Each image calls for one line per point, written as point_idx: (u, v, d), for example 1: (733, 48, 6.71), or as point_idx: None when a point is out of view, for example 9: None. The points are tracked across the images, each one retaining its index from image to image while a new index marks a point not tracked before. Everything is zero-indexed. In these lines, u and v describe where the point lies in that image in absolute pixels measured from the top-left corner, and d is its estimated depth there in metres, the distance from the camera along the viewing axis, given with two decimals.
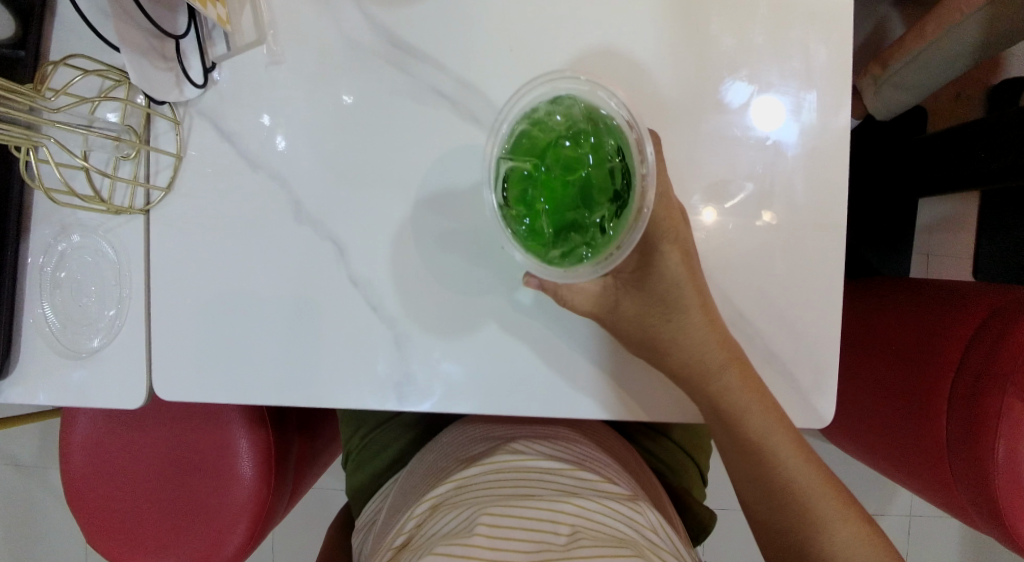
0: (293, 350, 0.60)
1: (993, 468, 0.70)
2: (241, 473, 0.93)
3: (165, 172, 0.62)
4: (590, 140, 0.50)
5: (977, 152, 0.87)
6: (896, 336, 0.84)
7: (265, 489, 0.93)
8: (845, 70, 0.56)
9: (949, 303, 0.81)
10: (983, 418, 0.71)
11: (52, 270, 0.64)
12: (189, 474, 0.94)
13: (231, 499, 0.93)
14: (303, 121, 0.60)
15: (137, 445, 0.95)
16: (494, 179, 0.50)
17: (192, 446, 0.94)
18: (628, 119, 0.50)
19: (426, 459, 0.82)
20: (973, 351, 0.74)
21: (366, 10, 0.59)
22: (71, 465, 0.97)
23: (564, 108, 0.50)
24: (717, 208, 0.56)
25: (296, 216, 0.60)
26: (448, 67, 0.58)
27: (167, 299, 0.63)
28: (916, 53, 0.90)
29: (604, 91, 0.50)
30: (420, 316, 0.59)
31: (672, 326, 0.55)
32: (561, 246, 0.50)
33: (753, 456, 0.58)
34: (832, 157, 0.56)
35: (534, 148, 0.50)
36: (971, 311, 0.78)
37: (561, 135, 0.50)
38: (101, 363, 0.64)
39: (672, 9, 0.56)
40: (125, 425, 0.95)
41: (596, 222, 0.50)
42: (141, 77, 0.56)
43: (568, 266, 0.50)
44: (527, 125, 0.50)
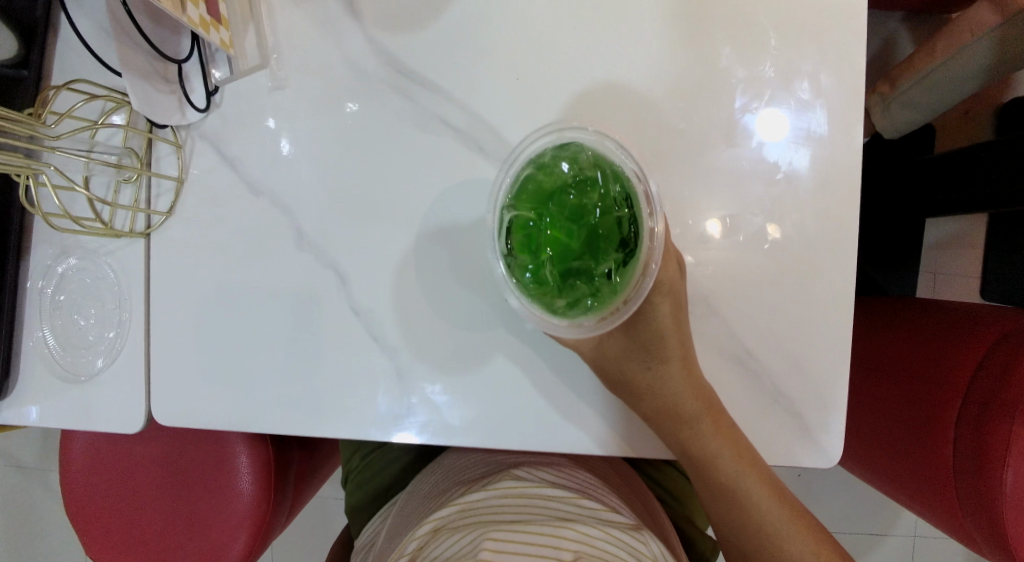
0: (293, 378, 0.60)
1: (1001, 496, 0.69)
2: (239, 490, 0.91)
3: (166, 196, 0.61)
4: (597, 188, 0.49)
5: (986, 174, 0.87)
6: (902, 360, 0.83)
7: (262, 506, 0.91)
8: (853, 100, 0.55)
9: (957, 329, 0.80)
10: (992, 444, 0.70)
11: (52, 293, 0.64)
12: (187, 488, 0.93)
13: (228, 515, 0.92)
14: (305, 146, 0.59)
15: (137, 460, 0.94)
16: (498, 228, 0.50)
17: (192, 462, 0.93)
18: (636, 170, 0.49)
19: (427, 481, 0.81)
20: (981, 378, 0.73)
21: (370, 36, 0.58)
22: (71, 473, 0.96)
23: (570, 154, 0.50)
24: (721, 219, 0.56)
25: (297, 242, 0.59)
26: (453, 95, 0.58)
27: (166, 323, 0.62)
28: (924, 73, 0.89)
29: (612, 141, 0.49)
30: (420, 346, 0.58)
31: (651, 375, 0.55)
32: (566, 296, 0.50)
33: (729, 499, 0.58)
34: (840, 189, 0.55)
35: (539, 195, 0.50)
36: (980, 336, 0.77)
37: (566, 182, 0.50)
38: (100, 387, 0.64)
39: (679, 40, 0.55)
40: (125, 440, 0.95)
41: (603, 273, 0.49)
42: (143, 102, 0.56)
43: (573, 316, 0.50)
44: (533, 171, 0.50)
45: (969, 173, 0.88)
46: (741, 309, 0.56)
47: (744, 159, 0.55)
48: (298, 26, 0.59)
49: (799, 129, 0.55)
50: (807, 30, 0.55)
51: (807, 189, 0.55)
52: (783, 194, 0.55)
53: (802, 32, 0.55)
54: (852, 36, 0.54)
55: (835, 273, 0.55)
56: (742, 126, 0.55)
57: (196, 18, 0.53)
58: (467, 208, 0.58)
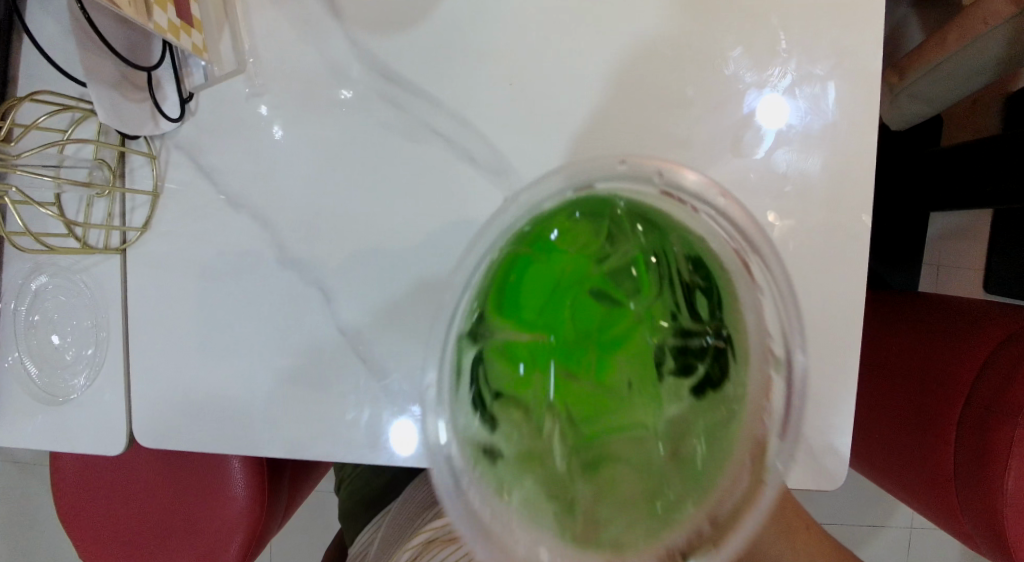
0: (276, 399, 0.57)
1: (1000, 499, 0.67)
2: (235, 489, 0.85)
3: (142, 210, 0.58)
4: (642, 289, 0.41)
5: (988, 167, 0.82)
6: (901, 357, 0.80)
7: (259, 507, 0.86)
8: (865, 107, 0.52)
9: (961, 326, 0.77)
10: (995, 448, 0.68)
11: (27, 312, 0.61)
12: (180, 485, 0.87)
13: (223, 515, 0.86)
14: (286, 157, 0.56)
15: (117, 480, 0.88)
16: (453, 365, 0.41)
17: (177, 481, 0.87)
18: (730, 257, 0.42)
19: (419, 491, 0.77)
20: (987, 380, 0.70)
21: (354, 39, 0.55)
22: (60, 464, 0.90)
23: (595, 213, 0.41)
24: None
25: (279, 259, 0.57)
26: (442, 102, 0.54)
27: (145, 343, 0.59)
28: (934, 64, 0.85)
29: (684, 206, 0.43)
30: (410, 368, 0.56)
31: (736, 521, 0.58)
32: (597, 480, 0.38)
33: None
34: (850, 201, 0.52)
35: (551, 297, 0.41)
36: (984, 334, 0.74)
37: (590, 278, 0.41)
38: (79, 409, 0.61)
39: (679, 43, 0.52)
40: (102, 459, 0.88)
41: (654, 441, 0.38)
42: (112, 113, 0.52)
43: (609, 525, 0.38)
44: (536, 257, 0.41)
45: (977, 165, 0.84)
46: None
47: (750, 169, 0.52)
48: (277, 29, 0.56)
49: (809, 137, 0.52)
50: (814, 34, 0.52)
51: (816, 200, 0.52)
52: (791, 206, 0.53)
53: (810, 36, 0.52)
54: (861, 40, 0.52)
55: (842, 288, 0.53)
56: (747, 135, 0.52)
57: (164, 24, 0.49)
58: (458, 222, 0.55)
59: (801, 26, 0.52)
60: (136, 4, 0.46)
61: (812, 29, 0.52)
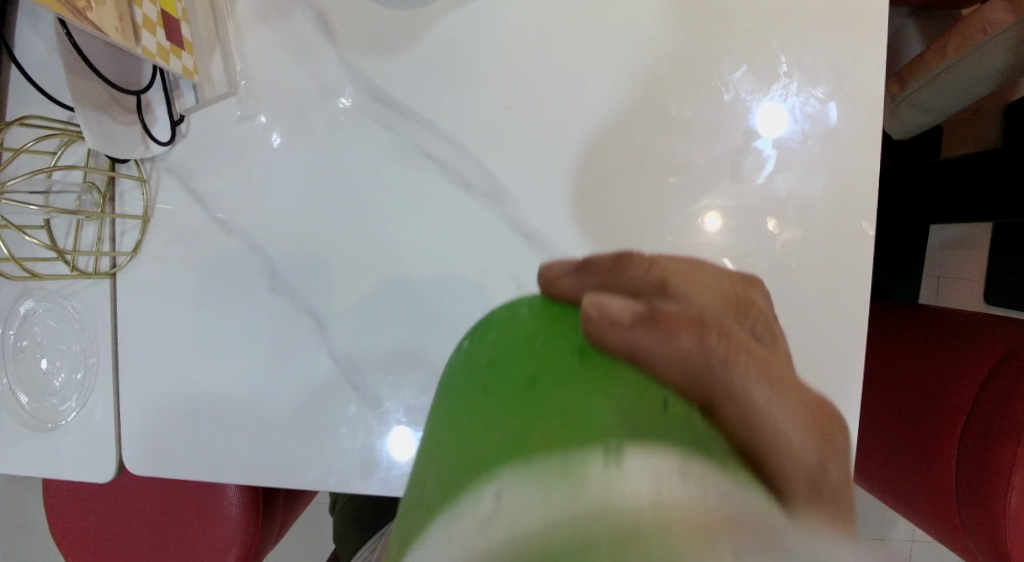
0: (267, 428, 0.56)
1: (1002, 518, 0.65)
2: (223, 515, 0.78)
3: (131, 234, 0.57)
4: None
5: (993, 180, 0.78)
6: (906, 372, 0.79)
7: (251, 533, 0.78)
8: (867, 129, 0.51)
9: (963, 341, 0.75)
10: (996, 466, 0.66)
11: (14, 337, 0.60)
12: (160, 512, 0.79)
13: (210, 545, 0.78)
14: (278, 182, 0.55)
15: (84, 524, 0.80)
16: None
17: (147, 515, 0.79)
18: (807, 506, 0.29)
19: None
20: (988, 396, 0.68)
21: (346, 60, 0.54)
22: None
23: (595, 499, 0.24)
24: (721, 213, 0.52)
25: (272, 285, 0.56)
26: (436, 126, 0.54)
27: (135, 369, 0.58)
28: (934, 74, 0.79)
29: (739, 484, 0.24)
30: (405, 396, 0.54)
31: None
32: None
33: None
34: (849, 226, 0.51)
35: None
36: (986, 349, 0.72)
37: None
38: (69, 436, 0.60)
39: (674, 66, 0.52)
40: (65, 503, 0.81)
41: None
42: (99, 138, 0.51)
43: None
44: None
45: (979, 178, 0.80)
46: None
47: (750, 194, 0.52)
48: (268, 49, 0.55)
49: (809, 160, 0.51)
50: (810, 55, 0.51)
51: (817, 226, 0.51)
52: (791, 233, 0.52)
53: (808, 59, 0.51)
54: (859, 61, 0.51)
55: (844, 315, 0.52)
56: (747, 160, 0.51)
57: (153, 47, 0.48)
58: (452, 248, 0.54)
59: (800, 47, 0.51)
60: (124, 29, 0.45)
61: (811, 51, 0.51)
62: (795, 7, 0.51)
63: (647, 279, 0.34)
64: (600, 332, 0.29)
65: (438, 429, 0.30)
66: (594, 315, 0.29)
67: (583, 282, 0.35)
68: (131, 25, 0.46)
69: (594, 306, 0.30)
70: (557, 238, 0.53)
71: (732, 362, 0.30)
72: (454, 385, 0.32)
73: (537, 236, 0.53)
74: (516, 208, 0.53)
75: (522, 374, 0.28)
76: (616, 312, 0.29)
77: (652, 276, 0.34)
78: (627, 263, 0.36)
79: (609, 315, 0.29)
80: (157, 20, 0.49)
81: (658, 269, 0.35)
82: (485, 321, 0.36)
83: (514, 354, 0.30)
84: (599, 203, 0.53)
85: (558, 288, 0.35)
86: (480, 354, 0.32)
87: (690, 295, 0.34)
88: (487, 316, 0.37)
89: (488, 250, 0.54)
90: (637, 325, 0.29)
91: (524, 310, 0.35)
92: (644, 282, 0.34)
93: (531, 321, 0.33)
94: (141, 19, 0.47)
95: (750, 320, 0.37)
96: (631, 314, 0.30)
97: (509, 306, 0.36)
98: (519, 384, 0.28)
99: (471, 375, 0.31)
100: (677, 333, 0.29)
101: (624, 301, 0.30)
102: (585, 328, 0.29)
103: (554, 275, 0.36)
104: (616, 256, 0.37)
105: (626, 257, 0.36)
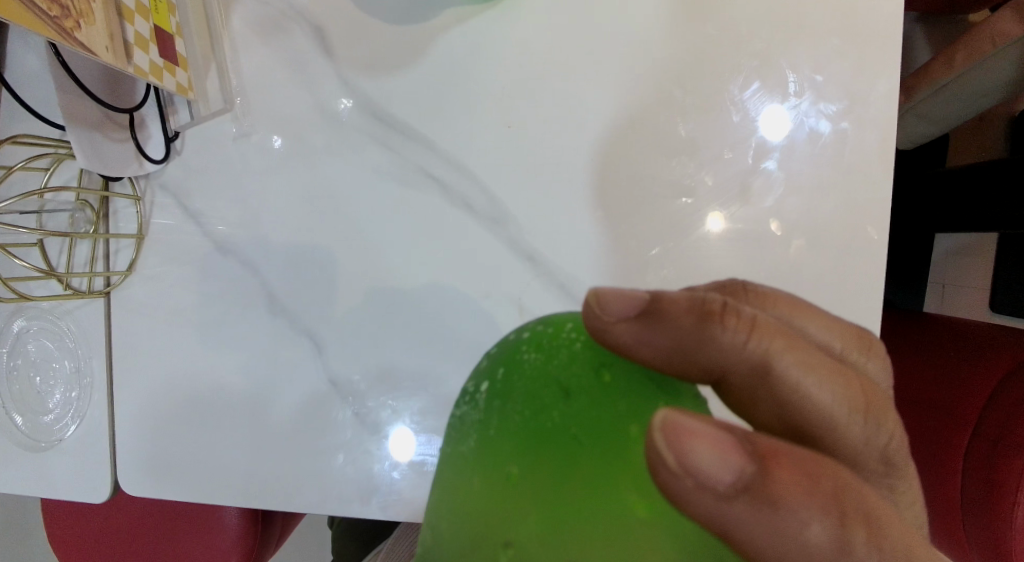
0: (265, 451, 0.55)
1: (1008, 534, 0.63)
2: (222, 523, 0.77)
3: (126, 252, 0.56)
4: None
5: (993, 191, 0.77)
6: (908, 383, 0.77)
7: (251, 540, 0.77)
8: (879, 152, 0.49)
9: (966, 351, 0.74)
10: (1002, 481, 0.64)
11: (8, 356, 0.59)
12: (158, 524, 0.78)
13: (209, 554, 0.77)
14: (277, 201, 0.54)
15: (82, 541, 0.79)
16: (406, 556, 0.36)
17: (145, 530, 0.78)
18: None
19: (399, 544, 0.70)
20: (995, 408, 0.67)
21: (344, 77, 0.53)
22: None
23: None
24: (723, 214, 0.50)
25: (269, 307, 0.55)
26: (436, 145, 0.53)
27: (129, 390, 0.57)
28: (939, 85, 0.76)
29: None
30: (405, 421, 0.53)
31: None
32: None
33: None
34: (857, 248, 0.50)
35: None
36: (992, 361, 0.71)
37: None
38: (61, 458, 0.58)
39: (678, 82, 0.51)
40: (63, 521, 0.80)
41: None
42: (92, 157, 0.50)
43: None
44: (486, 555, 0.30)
45: (983, 191, 0.78)
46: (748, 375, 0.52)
47: (759, 217, 0.50)
48: (265, 66, 0.54)
49: (819, 184, 0.50)
50: (814, 73, 0.50)
51: (827, 251, 0.50)
52: (801, 259, 0.50)
53: (815, 77, 0.50)
54: (865, 78, 0.49)
55: None
56: (757, 183, 0.50)
57: (146, 66, 0.47)
58: (452, 269, 0.53)
59: (810, 68, 0.50)
60: (115, 48, 0.44)
61: (821, 72, 0.50)
62: (804, 26, 0.50)
63: (738, 354, 0.30)
64: (680, 490, 0.25)
65: (452, 501, 0.28)
66: (677, 470, 0.25)
67: (652, 338, 0.29)
68: (123, 44, 0.45)
69: (673, 450, 0.25)
70: (560, 261, 0.52)
71: (844, 538, 0.27)
72: (470, 439, 0.29)
73: (539, 258, 0.52)
74: (518, 230, 0.52)
75: (560, 488, 0.26)
76: (711, 468, 0.25)
77: (744, 353, 0.30)
78: (716, 323, 0.29)
79: (700, 478, 0.25)
80: (150, 37, 0.48)
81: (758, 342, 0.30)
82: (507, 358, 0.30)
83: (552, 457, 0.26)
84: (604, 226, 0.52)
85: (613, 337, 0.29)
86: (506, 424, 0.28)
87: (795, 385, 0.30)
88: (508, 341, 0.31)
89: (490, 272, 0.53)
90: (733, 495, 0.26)
91: (564, 354, 0.29)
92: (731, 358, 0.30)
93: (571, 381, 0.28)
94: (134, 37, 0.46)
95: (871, 421, 0.31)
96: (733, 478, 0.26)
97: (539, 340, 0.30)
98: (556, 512, 0.26)
99: (495, 449, 0.28)
100: (789, 505, 0.26)
101: (720, 449, 0.25)
102: (648, 452, 0.25)
103: (611, 315, 0.28)
104: (699, 301, 0.30)
105: (717, 309, 0.30)
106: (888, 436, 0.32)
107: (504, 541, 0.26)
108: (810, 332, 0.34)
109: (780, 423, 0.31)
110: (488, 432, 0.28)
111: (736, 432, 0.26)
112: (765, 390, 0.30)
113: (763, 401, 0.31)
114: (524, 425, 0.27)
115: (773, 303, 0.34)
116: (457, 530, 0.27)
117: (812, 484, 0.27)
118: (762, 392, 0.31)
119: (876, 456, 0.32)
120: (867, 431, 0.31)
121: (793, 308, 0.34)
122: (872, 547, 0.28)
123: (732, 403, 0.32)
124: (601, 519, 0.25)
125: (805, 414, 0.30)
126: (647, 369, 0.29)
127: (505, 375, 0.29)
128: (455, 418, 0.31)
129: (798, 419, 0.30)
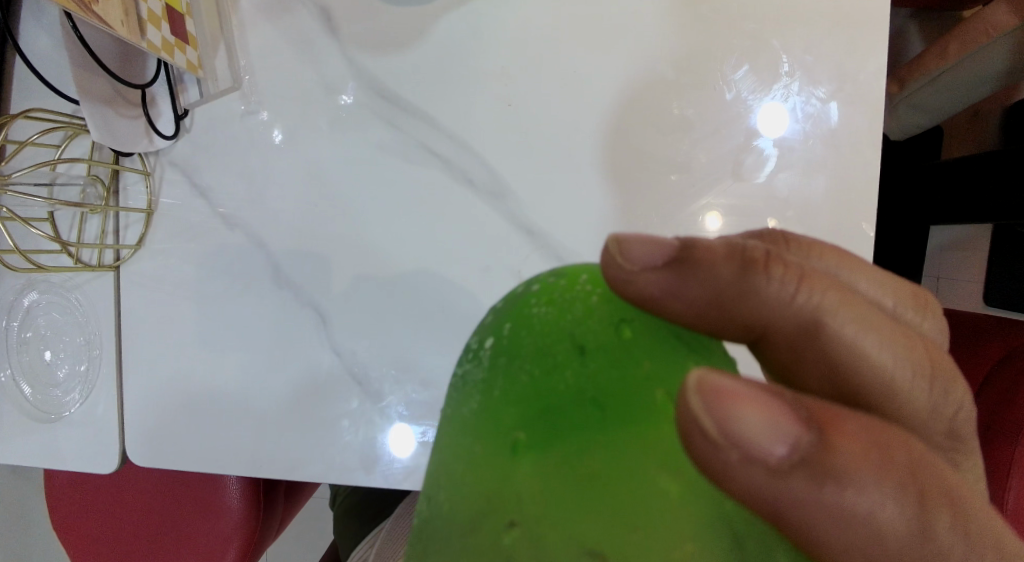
0: (269, 421, 0.56)
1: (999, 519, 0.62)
2: (227, 501, 0.78)
3: (135, 227, 0.58)
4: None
5: (988, 183, 0.77)
6: None
7: (255, 520, 0.79)
8: (868, 130, 0.51)
9: (959, 343, 0.75)
10: (994, 463, 0.63)
11: (18, 329, 0.60)
12: (162, 500, 0.79)
13: (213, 529, 0.78)
14: (283, 178, 0.56)
15: (89, 520, 0.80)
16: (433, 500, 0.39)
17: (151, 506, 0.79)
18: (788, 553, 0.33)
19: (398, 523, 0.71)
20: (984, 398, 0.68)
21: (350, 56, 0.55)
22: None
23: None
24: (721, 211, 0.52)
25: (274, 280, 0.56)
26: (439, 123, 0.55)
27: (137, 361, 0.58)
28: (933, 75, 0.77)
29: None
30: (406, 391, 0.55)
31: None
32: None
33: None
34: (846, 226, 0.51)
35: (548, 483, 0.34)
36: (985, 350, 0.72)
37: None
38: (68, 428, 0.59)
39: (676, 60, 0.52)
40: (67, 498, 0.81)
41: None
42: (103, 130, 0.52)
43: None
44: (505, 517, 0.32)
45: (978, 184, 0.78)
46: (742, 350, 0.53)
47: (751, 194, 0.52)
48: (273, 46, 0.56)
49: (810, 160, 0.51)
50: (803, 55, 0.51)
51: (817, 227, 0.52)
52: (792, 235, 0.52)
53: (809, 60, 0.51)
54: (854, 62, 0.51)
55: None
56: (748, 160, 0.52)
57: (158, 42, 0.49)
58: (453, 243, 0.55)
59: (801, 48, 0.51)
60: (129, 23, 0.45)
61: (810, 52, 0.51)
62: (794, 11, 0.51)
63: (785, 308, 0.31)
64: (723, 462, 0.26)
65: (454, 467, 0.29)
66: (718, 439, 0.25)
67: (681, 289, 0.30)
68: (137, 20, 0.46)
69: (714, 416, 0.25)
70: (560, 236, 0.54)
71: (920, 518, 0.27)
72: (468, 400, 0.30)
73: (538, 233, 0.54)
74: (518, 206, 0.54)
75: (580, 452, 0.26)
76: (761, 438, 0.25)
77: (793, 307, 0.31)
78: (758, 273, 0.31)
79: (746, 448, 0.26)
80: (162, 14, 0.49)
81: (807, 294, 0.31)
82: (515, 312, 0.31)
83: (574, 423, 0.27)
84: (601, 203, 0.53)
85: (638, 287, 0.30)
86: (512, 384, 0.28)
87: (852, 341, 0.31)
88: (516, 295, 0.32)
89: (490, 247, 0.54)
90: (788, 465, 0.26)
91: (578, 308, 0.30)
92: (777, 313, 0.31)
93: (586, 338, 0.29)
94: (147, 13, 0.47)
95: (928, 384, 0.31)
96: (786, 449, 0.26)
97: (551, 292, 0.30)
98: (580, 485, 0.26)
99: (511, 420, 0.28)
100: (856, 481, 0.26)
101: (772, 415, 0.25)
102: (684, 416, 0.25)
103: (633, 264, 0.30)
104: (740, 249, 0.31)
105: (761, 258, 0.31)
106: (956, 405, 0.32)
107: (509, 519, 0.26)
108: (861, 287, 0.35)
109: (831, 387, 0.31)
110: (493, 392, 0.29)
111: (785, 398, 0.26)
112: (814, 349, 0.31)
113: (811, 357, 0.31)
114: (536, 385, 0.28)
115: (819, 253, 0.35)
116: (462, 494, 0.28)
117: (884, 460, 0.26)
118: (810, 348, 0.31)
119: (944, 428, 0.33)
120: (934, 399, 0.32)
121: (842, 260, 0.35)
122: (958, 537, 0.28)
123: (780, 365, 0.33)
124: (622, 487, 0.26)
125: (863, 376, 0.31)
126: (675, 324, 0.30)
127: (512, 330, 0.30)
128: (457, 376, 0.32)
129: (853, 379, 0.31)
